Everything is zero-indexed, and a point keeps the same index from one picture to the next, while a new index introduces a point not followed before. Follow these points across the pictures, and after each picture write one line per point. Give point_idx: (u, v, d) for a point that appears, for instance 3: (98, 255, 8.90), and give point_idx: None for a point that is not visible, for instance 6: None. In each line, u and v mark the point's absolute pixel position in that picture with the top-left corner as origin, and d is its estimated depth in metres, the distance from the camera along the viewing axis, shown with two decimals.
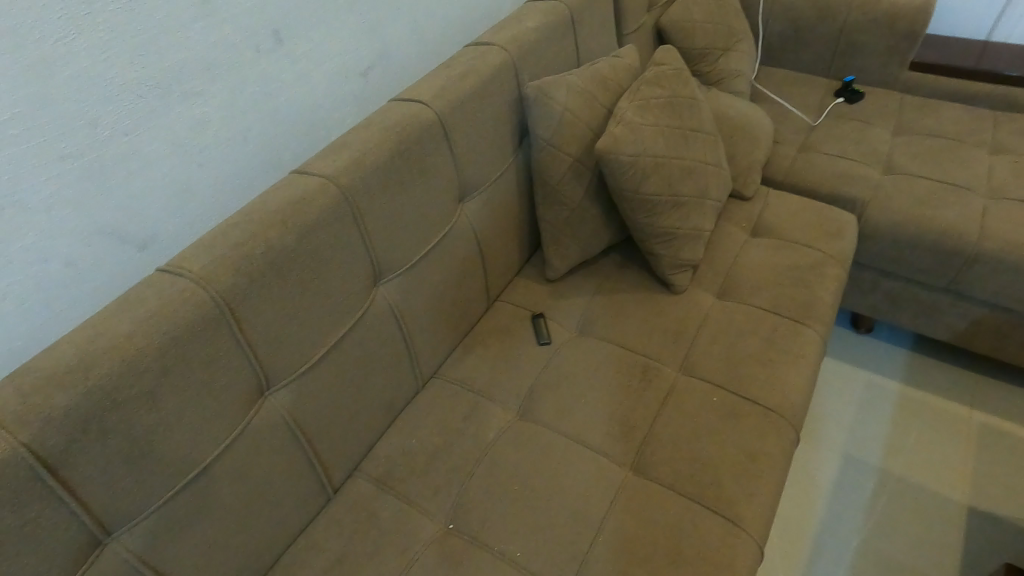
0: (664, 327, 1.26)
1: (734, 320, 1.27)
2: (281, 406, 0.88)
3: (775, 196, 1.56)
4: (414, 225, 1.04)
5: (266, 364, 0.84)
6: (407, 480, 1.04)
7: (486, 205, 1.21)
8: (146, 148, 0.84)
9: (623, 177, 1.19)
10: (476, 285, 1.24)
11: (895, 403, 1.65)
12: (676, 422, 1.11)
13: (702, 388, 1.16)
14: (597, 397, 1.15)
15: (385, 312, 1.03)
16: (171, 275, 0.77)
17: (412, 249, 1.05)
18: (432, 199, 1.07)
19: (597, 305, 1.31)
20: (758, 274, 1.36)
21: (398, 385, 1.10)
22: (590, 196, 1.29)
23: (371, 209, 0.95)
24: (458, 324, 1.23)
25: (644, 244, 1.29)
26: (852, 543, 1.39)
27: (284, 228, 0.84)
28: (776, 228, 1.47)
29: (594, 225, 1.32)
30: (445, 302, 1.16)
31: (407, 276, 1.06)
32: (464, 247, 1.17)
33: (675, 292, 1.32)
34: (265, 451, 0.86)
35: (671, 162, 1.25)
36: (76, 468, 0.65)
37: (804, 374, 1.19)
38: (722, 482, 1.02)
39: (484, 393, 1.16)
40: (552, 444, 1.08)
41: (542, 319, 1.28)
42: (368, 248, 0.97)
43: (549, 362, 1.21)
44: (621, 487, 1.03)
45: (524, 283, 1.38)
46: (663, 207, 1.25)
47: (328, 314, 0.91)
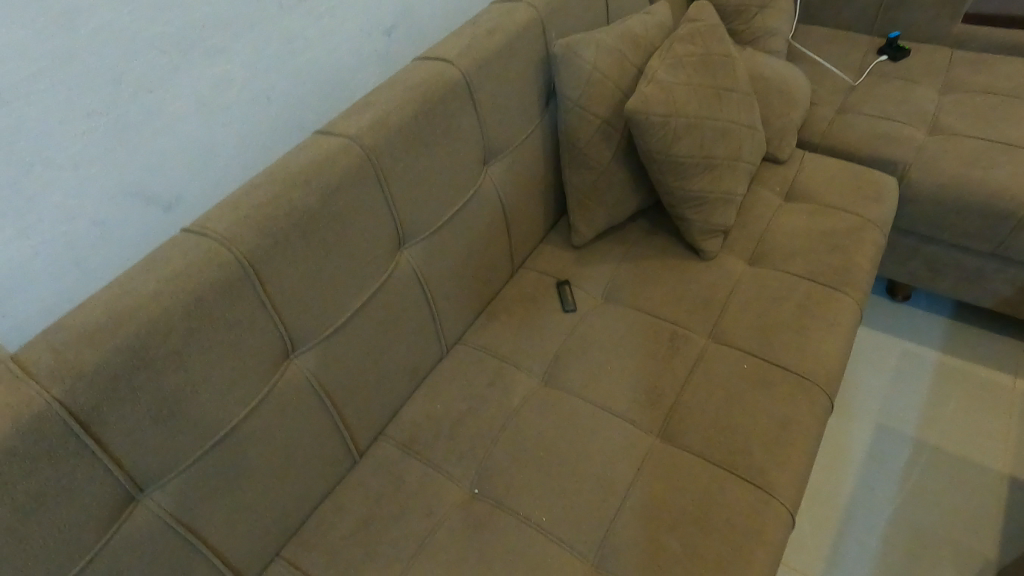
0: (694, 294, 1.23)
1: (767, 287, 1.23)
2: (306, 369, 0.88)
3: (811, 159, 1.51)
4: (439, 188, 1.03)
5: (292, 326, 0.84)
6: (432, 444, 1.04)
7: (512, 168, 1.18)
8: (170, 107, 0.83)
9: (653, 138, 1.15)
10: (501, 250, 1.22)
11: (932, 373, 1.60)
12: (704, 390, 1.09)
13: (732, 356, 1.13)
14: (624, 363, 1.13)
15: (409, 276, 1.02)
16: (196, 237, 0.76)
17: (437, 212, 1.04)
18: (457, 161, 1.05)
19: (624, 271, 1.29)
20: (792, 239, 1.31)
21: (422, 350, 1.10)
22: (619, 159, 1.25)
23: (395, 170, 0.94)
24: (483, 290, 1.21)
25: (674, 209, 1.26)
26: (885, 513, 1.37)
27: (308, 188, 0.83)
28: (812, 192, 1.42)
29: (622, 189, 1.28)
30: (470, 267, 1.14)
31: (432, 240, 1.04)
32: (489, 212, 1.15)
33: (705, 258, 1.29)
34: (292, 413, 0.86)
35: (704, 122, 1.20)
36: (108, 425, 0.66)
37: (839, 342, 1.15)
38: (752, 450, 1.01)
39: (509, 359, 1.16)
40: (578, 410, 1.07)
41: (567, 286, 1.26)
42: (393, 210, 0.95)
43: (575, 328, 1.20)
44: (648, 454, 1.01)
45: (550, 249, 1.35)
46: (694, 169, 1.21)
47: (352, 277, 0.91)
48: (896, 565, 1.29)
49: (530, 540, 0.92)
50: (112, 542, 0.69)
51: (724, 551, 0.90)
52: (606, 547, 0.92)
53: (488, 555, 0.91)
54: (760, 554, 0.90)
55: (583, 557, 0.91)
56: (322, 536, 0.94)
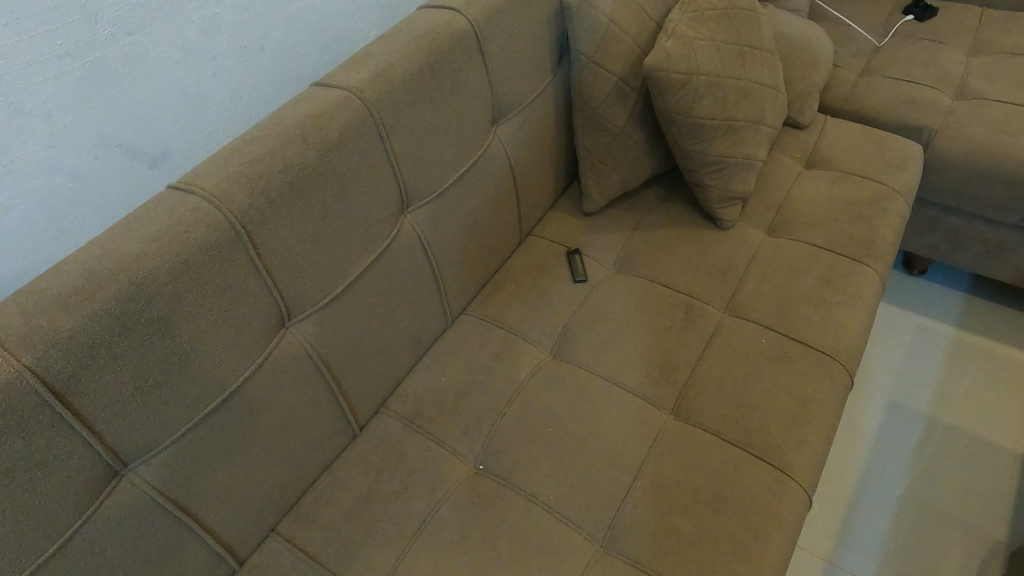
0: (710, 265, 1.18)
1: (786, 258, 1.18)
2: (303, 339, 0.83)
3: (833, 125, 1.43)
4: (445, 147, 0.96)
5: (287, 292, 0.78)
6: (435, 418, 1.00)
7: (522, 129, 1.11)
8: (153, 52, 0.76)
9: (672, 98, 1.08)
10: (509, 216, 1.16)
11: (948, 348, 1.55)
12: (720, 365, 1.04)
13: (750, 330, 1.08)
14: (637, 337, 1.08)
15: (413, 242, 0.96)
16: (182, 194, 0.70)
17: (442, 173, 0.97)
18: (465, 119, 0.98)
19: (637, 240, 1.23)
20: (813, 209, 1.25)
21: (426, 320, 1.04)
22: (634, 121, 1.18)
23: (398, 127, 0.87)
24: (489, 258, 1.15)
25: (691, 175, 1.19)
26: (897, 491, 1.34)
27: (304, 143, 0.76)
28: (834, 159, 1.35)
29: (637, 153, 1.22)
30: (476, 234, 1.08)
31: (437, 203, 0.98)
32: (497, 175, 1.09)
33: (722, 228, 1.23)
34: (287, 385, 0.82)
35: (725, 82, 1.13)
36: (86, 397, 0.61)
37: (861, 317, 1.10)
38: (770, 428, 0.96)
39: (516, 331, 1.10)
40: (588, 385, 1.02)
41: (578, 256, 1.20)
42: (396, 170, 0.89)
43: (586, 299, 1.14)
44: (661, 432, 0.97)
45: (559, 216, 1.29)
46: (714, 133, 1.14)
47: (352, 242, 0.85)
48: (908, 544, 1.26)
49: (537, 519, 0.89)
50: (93, 521, 0.64)
51: (740, 533, 0.86)
52: (617, 527, 0.88)
53: (493, 533, 0.87)
54: (777, 537, 0.86)
55: (593, 537, 0.88)
56: (320, 512, 0.90)
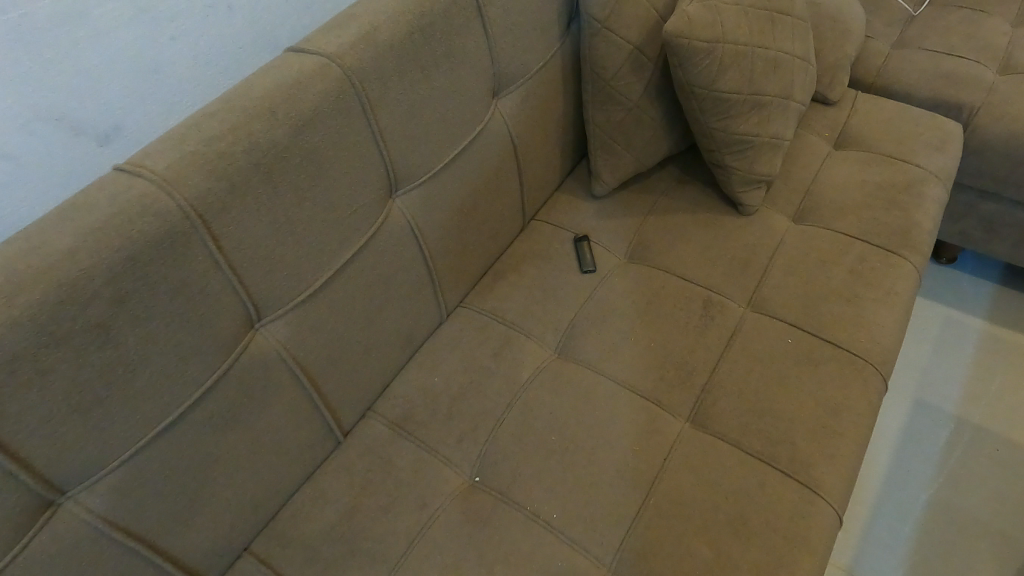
0: (731, 255, 1.08)
1: (814, 249, 1.07)
2: (275, 340, 0.73)
3: (866, 101, 1.31)
4: (440, 123, 0.85)
5: (256, 290, 0.68)
6: (427, 424, 0.91)
7: (527, 102, 1.00)
8: (95, 10, 0.65)
9: (694, 69, 0.97)
10: (511, 199, 1.05)
11: (977, 344, 1.46)
12: (742, 367, 0.94)
13: (774, 328, 0.99)
14: (650, 335, 0.98)
15: (403, 230, 0.86)
16: (127, 177, 0.60)
17: (436, 152, 0.86)
18: (463, 91, 0.87)
19: (652, 227, 1.13)
20: (844, 193, 1.14)
21: (419, 315, 0.94)
22: (651, 93, 1.07)
23: (386, 99, 0.76)
24: (490, 246, 1.05)
25: (712, 155, 1.08)
26: (922, 498, 1.25)
27: (273, 118, 0.66)
28: (867, 138, 1.23)
29: (653, 131, 1.11)
30: (474, 220, 0.98)
31: (429, 187, 0.88)
32: (498, 154, 0.98)
33: (744, 214, 1.12)
34: (257, 395, 0.72)
35: (753, 51, 1.01)
36: (5, 419, 0.52)
37: (896, 314, 1.00)
38: (797, 440, 0.87)
39: (518, 326, 1.01)
40: (596, 388, 0.93)
41: (586, 243, 1.10)
42: (382, 149, 0.78)
43: (594, 292, 1.05)
44: (676, 441, 0.88)
45: (566, 198, 1.18)
46: (739, 108, 1.03)
47: (331, 232, 0.75)
48: (933, 556, 1.18)
49: (537, 541, 0.80)
50: (21, 559, 0.56)
51: (764, 560, 0.78)
52: (627, 551, 0.79)
53: (488, 556, 0.79)
54: (805, 565, 0.78)
55: (599, 561, 0.79)
56: (298, 529, 0.81)
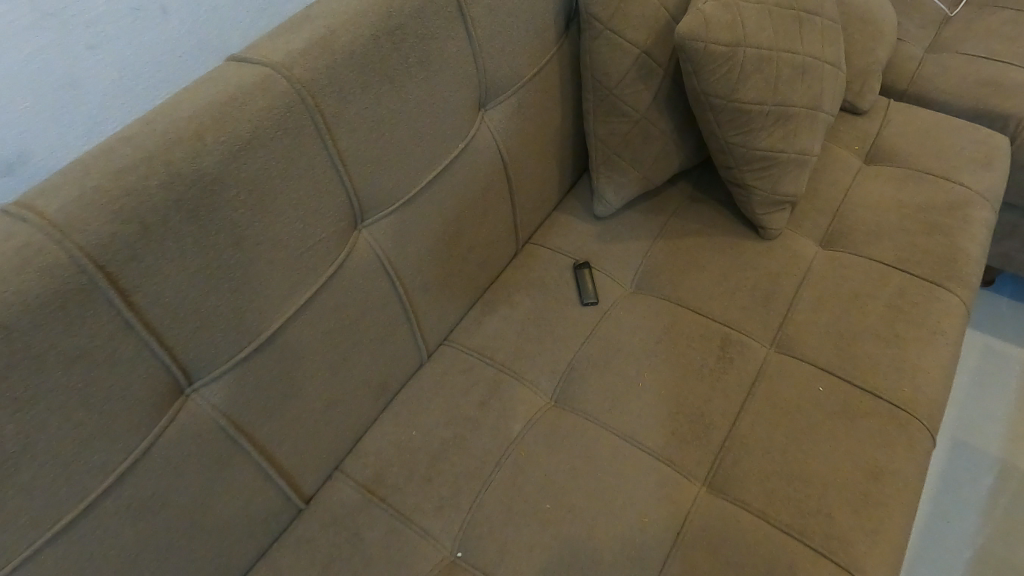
0: (751, 286, 0.95)
1: (845, 279, 0.95)
2: (211, 406, 0.61)
3: (899, 110, 1.18)
4: (415, 142, 0.73)
5: (183, 350, 0.57)
6: (402, 488, 0.79)
7: (519, 114, 0.88)
8: None
9: (711, 77, 0.84)
10: (502, 223, 0.93)
11: (1020, 377, 1.32)
12: (767, 422, 0.82)
13: (803, 373, 0.86)
14: (660, 381, 0.86)
15: (372, 266, 0.74)
16: (9, 221, 0.48)
17: (411, 176, 0.74)
18: (443, 104, 0.75)
19: (661, 252, 1.00)
20: (879, 215, 1.01)
21: (394, 360, 0.83)
22: (661, 103, 0.95)
23: (346, 116, 0.65)
24: (478, 275, 0.93)
25: (729, 174, 0.96)
26: (964, 554, 1.12)
27: (200, 143, 0.54)
28: (902, 153, 1.10)
29: (662, 145, 0.98)
30: (458, 249, 0.86)
31: (403, 215, 0.76)
32: (486, 174, 0.86)
33: (765, 238, 1.00)
34: (191, 471, 0.61)
35: (778, 56, 0.89)
36: None
37: (941, 357, 0.88)
38: (832, 511, 0.75)
39: (509, 369, 0.89)
40: (598, 445, 0.81)
41: (587, 270, 0.98)
42: (343, 175, 0.66)
43: (596, 329, 0.92)
44: (691, 510, 0.76)
45: (565, 219, 1.06)
46: (762, 121, 0.90)
47: (280, 275, 0.63)
48: None
49: None
50: None
51: None
52: None
53: None
54: None
55: None
56: None
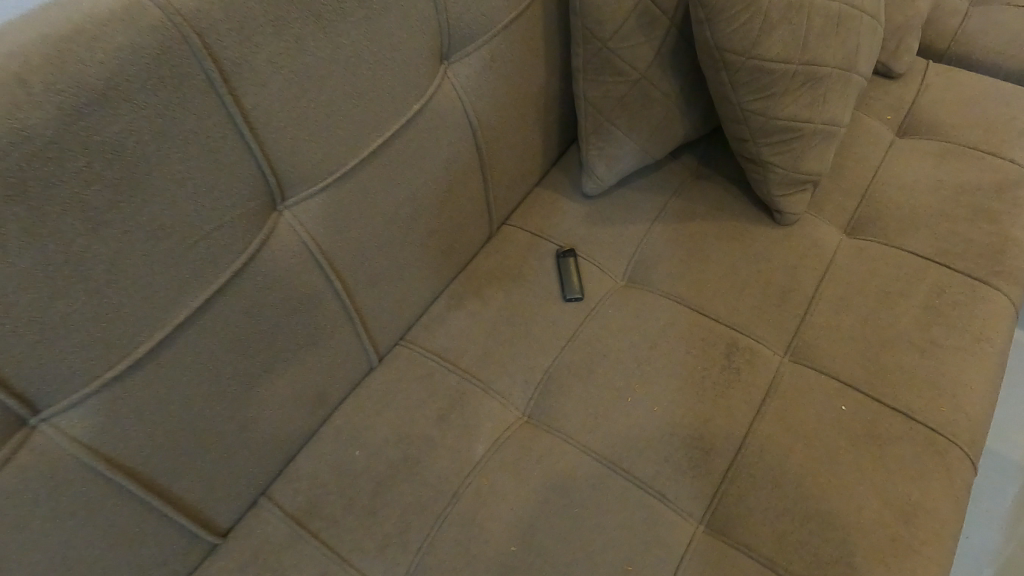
0: (763, 281, 0.81)
1: (874, 275, 0.81)
2: (72, 440, 0.48)
3: (940, 73, 1.02)
4: (354, 102, 0.58)
5: (17, 374, 0.43)
6: (339, 521, 0.66)
7: (491, 70, 0.73)
8: None
9: (727, 27, 0.69)
10: (470, 202, 0.79)
11: None
12: (778, 448, 0.69)
13: (823, 389, 0.72)
14: (652, 395, 0.73)
15: (296, 256, 0.59)
16: None
17: (350, 146, 0.59)
18: (391, 54, 0.59)
19: (659, 239, 0.86)
20: (915, 199, 0.87)
21: (332, 366, 0.69)
22: (664, 61, 0.79)
23: (252, 62, 0.49)
24: (441, 264, 0.79)
25: (743, 148, 0.80)
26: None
27: (21, 93, 0.38)
28: (942, 125, 0.95)
29: (664, 112, 0.83)
30: (414, 234, 0.72)
31: (340, 194, 0.61)
32: (449, 144, 0.71)
33: (781, 223, 0.85)
34: (45, 522, 0.47)
35: (811, 4, 0.72)
36: None
37: (987, 370, 0.74)
38: (854, 560, 0.62)
39: (475, 376, 0.75)
40: (576, 472, 0.68)
41: (572, 258, 0.83)
42: (251, 142, 0.51)
43: (579, 329, 0.78)
44: (684, 555, 0.63)
45: (549, 196, 0.91)
46: (788, 85, 0.74)
47: (161, 273, 0.49)
48: None
49: None
50: None
51: None
52: None
53: None
54: None
55: None
56: None
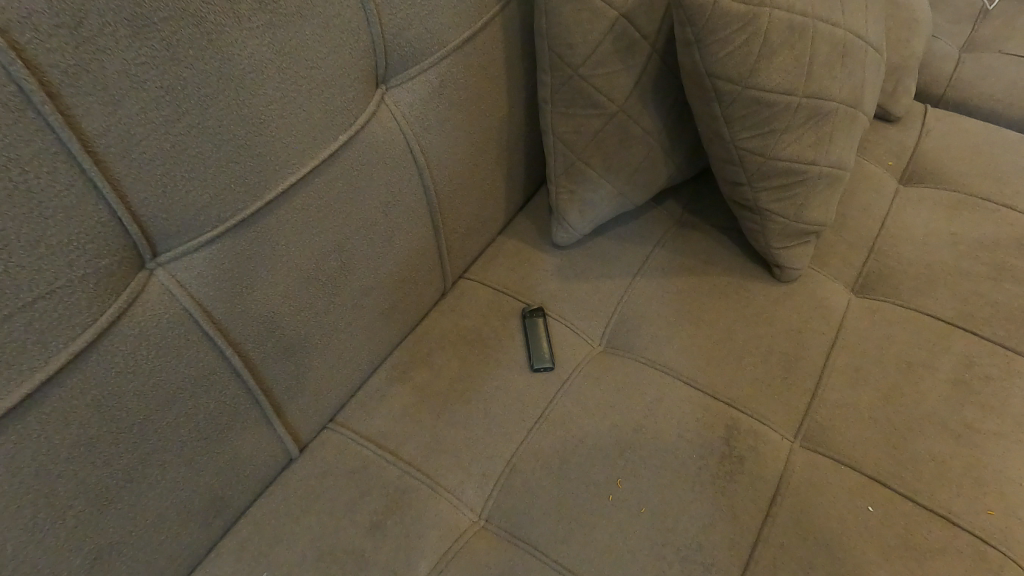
0: (764, 348, 0.69)
1: (891, 341, 0.69)
2: None
3: (942, 116, 0.93)
4: (254, 128, 0.45)
5: None
6: None
7: (441, 98, 0.61)
8: None
9: (722, 51, 0.58)
10: (417, 254, 0.66)
11: None
12: (794, 562, 0.55)
13: (844, 483, 0.59)
14: (637, 492, 0.59)
15: (177, 328, 0.45)
16: None
17: (250, 186, 0.46)
18: (306, 72, 0.47)
19: (642, 297, 0.73)
20: (929, 253, 0.76)
21: (233, 464, 0.54)
22: (645, 91, 0.68)
23: (96, 74, 0.35)
24: (381, 329, 0.65)
25: (738, 193, 0.69)
26: None
27: None
28: (950, 171, 0.85)
29: (645, 151, 0.72)
30: (344, 294, 0.58)
31: (239, 246, 0.47)
32: (389, 185, 0.59)
33: (780, 280, 0.74)
34: None
35: (815, 27, 0.62)
36: None
37: None
38: None
39: (419, 470, 0.61)
40: None
41: (540, 320, 0.71)
42: (98, 180, 0.38)
43: (549, 407, 0.65)
44: None
45: (514, 246, 0.79)
46: (791, 120, 0.64)
47: None
48: None
49: None
50: None
51: None
52: None
53: None
54: None
55: None
56: None
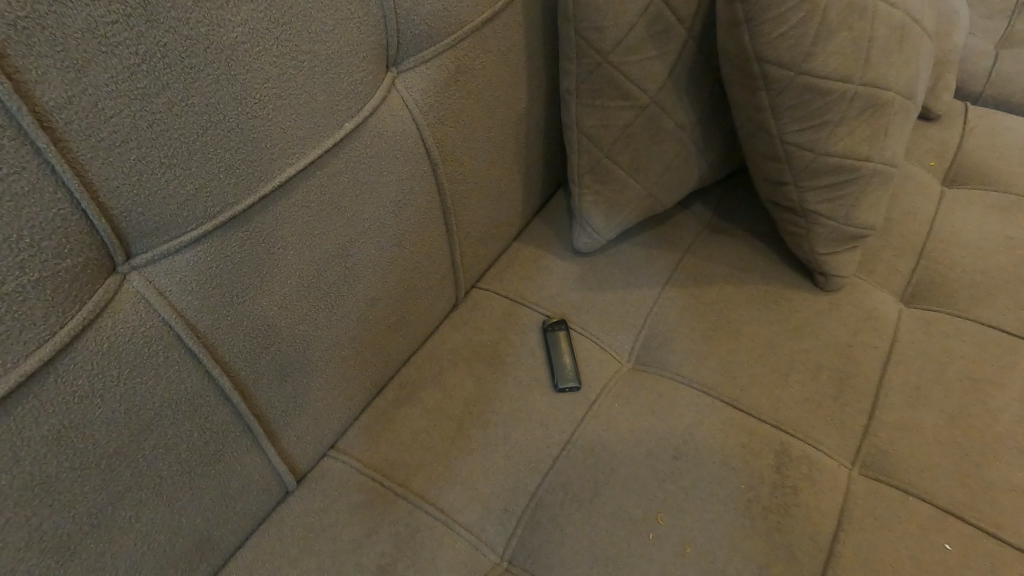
0: (812, 365, 0.62)
1: (952, 355, 0.62)
2: None
3: (982, 115, 0.87)
4: (246, 109, 0.38)
5: None
6: None
7: (457, 86, 0.55)
8: None
9: (773, 33, 0.52)
10: (428, 260, 0.59)
11: None
12: None
13: (915, 517, 0.53)
14: (681, 529, 0.52)
15: (154, 343, 0.38)
16: None
17: (241, 178, 0.39)
18: (308, 47, 0.40)
19: (674, 308, 0.67)
20: (985, 260, 0.69)
21: (222, 499, 0.47)
22: (679, 82, 0.62)
23: (53, 34, 0.29)
24: (388, 344, 0.58)
25: (780, 193, 0.63)
26: None
27: None
28: (997, 172, 0.79)
29: (676, 148, 0.66)
30: (349, 305, 0.52)
31: (228, 248, 0.41)
32: (398, 183, 0.52)
33: (823, 288, 0.68)
34: None
35: (871, 9, 0.56)
36: None
37: None
38: None
39: (433, 504, 0.54)
40: None
41: (562, 333, 0.64)
42: (55, 164, 0.31)
43: (576, 432, 0.58)
44: None
45: (531, 252, 0.72)
46: (844, 111, 0.58)
47: None
48: None
49: None
50: None
51: None
52: None
53: None
54: None
55: None
56: None
